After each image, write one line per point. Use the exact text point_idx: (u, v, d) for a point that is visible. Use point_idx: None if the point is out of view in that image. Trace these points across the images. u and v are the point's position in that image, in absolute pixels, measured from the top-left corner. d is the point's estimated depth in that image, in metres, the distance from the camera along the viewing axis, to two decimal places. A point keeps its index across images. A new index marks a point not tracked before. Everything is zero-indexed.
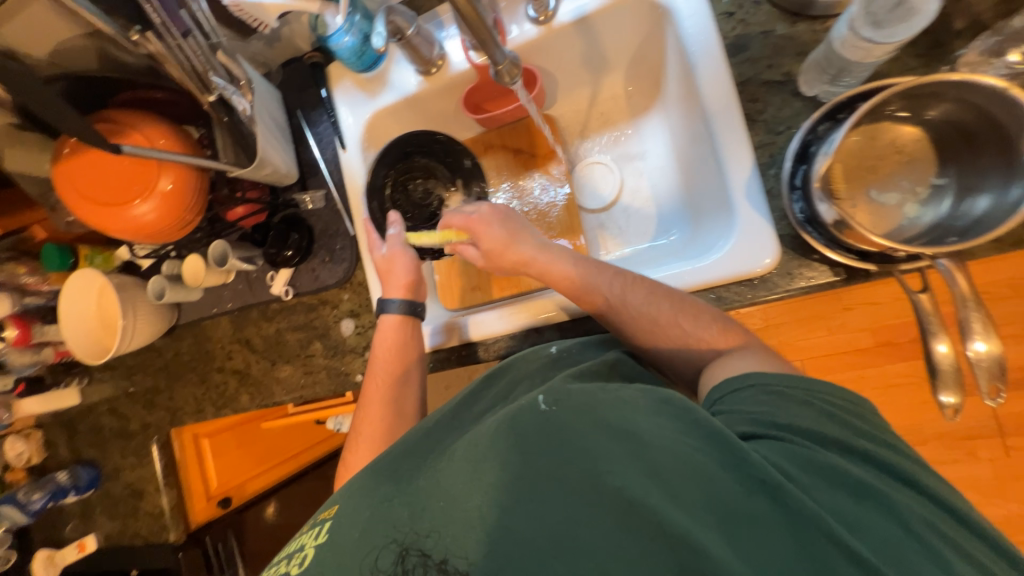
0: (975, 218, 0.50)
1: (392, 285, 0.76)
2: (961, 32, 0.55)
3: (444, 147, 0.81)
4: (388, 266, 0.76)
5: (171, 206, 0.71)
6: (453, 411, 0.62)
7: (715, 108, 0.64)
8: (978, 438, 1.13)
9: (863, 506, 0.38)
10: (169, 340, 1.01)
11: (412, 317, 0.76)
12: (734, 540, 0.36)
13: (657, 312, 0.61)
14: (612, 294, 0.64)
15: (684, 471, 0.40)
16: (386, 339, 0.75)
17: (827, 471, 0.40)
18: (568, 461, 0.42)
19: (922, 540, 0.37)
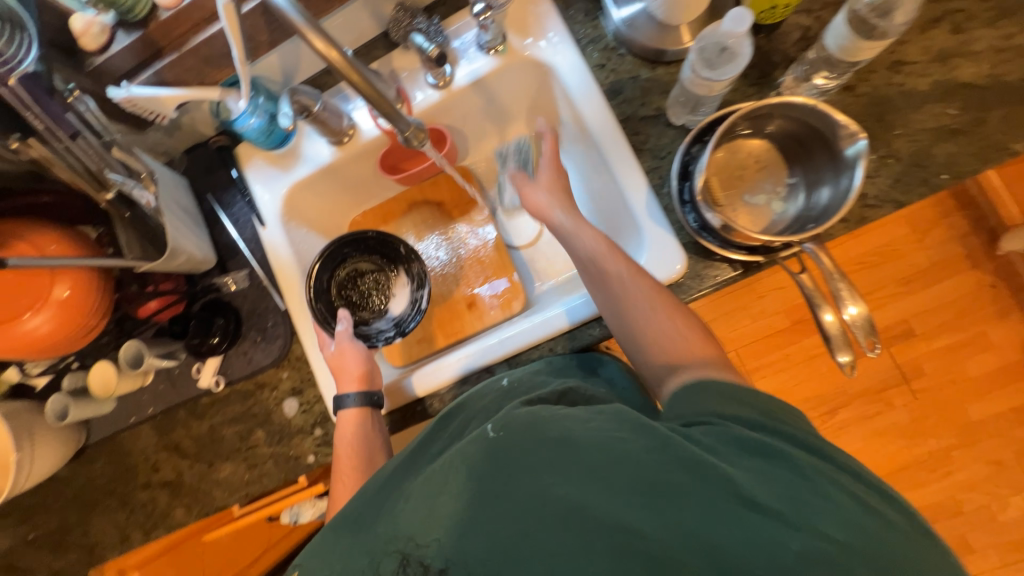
0: (822, 207, 0.60)
1: (345, 380, 0.73)
2: (778, 64, 0.68)
3: (376, 243, 0.85)
4: (339, 361, 0.74)
5: (70, 313, 0.65)
6: (406, 458, 0.59)
7: (607, 145, 0.72)
8: (889, 390, 1.46)
9: (773, 467, 0.43)
10: (80, 464, 0.90)
11: (371, 407, 0.72)
12: (660, 513, 0.40)
13: (654, 306, 0.62)
14: (619, 270, 0.64)
15: (622, 465, 0.42)
16: (345, 440, 0.69)
17: (739, 441, 0.46)
18: (515, 477, 0.44)
19: (826, 489, 0.41)
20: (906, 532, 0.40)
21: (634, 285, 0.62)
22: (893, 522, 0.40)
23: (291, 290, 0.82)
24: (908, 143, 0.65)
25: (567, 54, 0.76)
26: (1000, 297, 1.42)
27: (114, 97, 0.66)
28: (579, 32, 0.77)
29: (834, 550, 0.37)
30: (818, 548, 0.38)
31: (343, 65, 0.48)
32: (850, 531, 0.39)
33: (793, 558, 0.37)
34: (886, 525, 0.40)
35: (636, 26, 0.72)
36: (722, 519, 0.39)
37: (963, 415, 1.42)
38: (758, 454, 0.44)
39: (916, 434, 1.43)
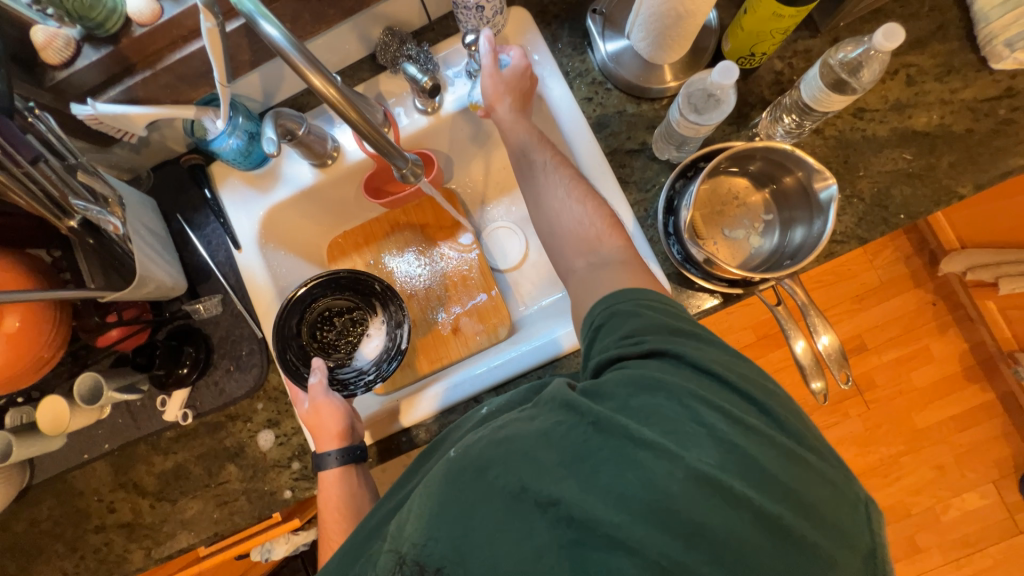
0: (797, 244, 0.64)
1: (323, 437, 0.70)
2: (754, 105, 0.73)
3: (349, 283, 0.81)
4: (316, 419, 0.71)
5: (22, 347, 0.60)
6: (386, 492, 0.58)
7: (594, 177, 0.74)
8: (845, 400, 1.55)
9: (658, 399, 0.44)
10: (24, 506, 0.82)
11: (353, 464, 0.71)
12: (577, 476, 0.41)
13: (580, 223, 0.65)
14: (551, 180, 0.67)
15: (541, 442, 0.43)
16: (331, 496, 0.69)
17: (642, 379, 0.46)
18: (463, 478, 0.43)
19: (716, 419, 0.42)
20: (793, 457, 0.42)
21: (571, 201, 0.65)
22: (778, 446, 0.42)
23: (268, 317, 0.79)
24: (869, 184, 0.70)
25: (557, 86, 0.77)
26: (941, 313, 1.54)
27: (79, 116, 0.62)
28: (566, 65, 0.79)
29: (718, 473, 0.39)
30: (706, 475, 0.38)
31: (342, 103, 0.47)
32: (741, 459, 0.40)
33: (681, 486, 0.38)
34: (779, 454, 0.41)
35: (624, 63, 0.75)
36: (624, 469, 0.40)
37: (909, 422, 1.53)
38: (650, 390, 0.45)
39: (869, 442, 1.54)
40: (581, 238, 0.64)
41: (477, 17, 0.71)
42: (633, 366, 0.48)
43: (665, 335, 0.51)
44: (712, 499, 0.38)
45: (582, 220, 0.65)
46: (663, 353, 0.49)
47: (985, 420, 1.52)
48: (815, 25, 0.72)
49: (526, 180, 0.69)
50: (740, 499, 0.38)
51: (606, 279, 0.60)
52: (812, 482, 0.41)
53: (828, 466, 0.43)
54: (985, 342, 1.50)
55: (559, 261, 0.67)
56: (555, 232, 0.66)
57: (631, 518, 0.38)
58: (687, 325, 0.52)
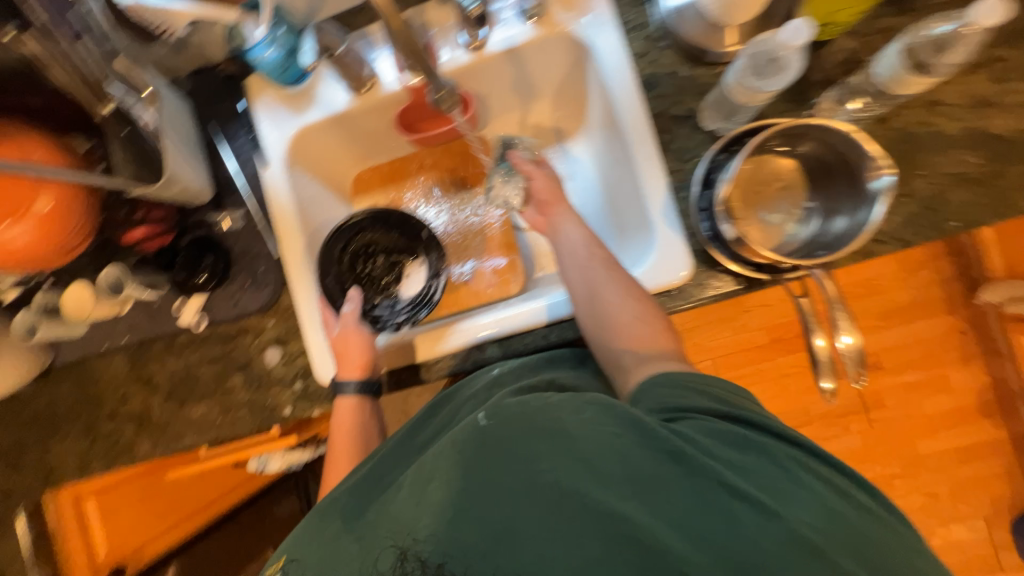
0: (835, 235, 0.61)
1: (345, 365, 0.73)
2: (817, 83, 0.68)
3: (398, 222, 0.81)
4: (343, 346, 0.74)
5: (53, 228, 0.62)
6: (397, 442, 0.65)
7: (634, 138, 0.71)
8: (848, 415, 1.51)
9: (744, 454, 0.45)
10: (43, 385, 0.87)
11: (369, 397, 0.74)
12: (644, 497, 0.41)
13: (628, 315, 0.64)
14: (596, 268, 0.69)
15: (606, 455, 0.43)
16: (344, 424, 0.73)
17: (719, 432, 0.47)
18: (502, 462, 0.45)
19: (787, 479, 0.43)
20: (882, 522, 0.43)
21: (625, 297, 0.65)
22: (866, 512, 0.43)
23: (287, 237, 0.79)
24: (926, 185, 0.66)
25: (608, 36, 0.73)
26: (967, 344, 1.48)
27: (121, 3, 0.62)
28: (623, 16, 0.74)
29: (815, 535, 0.39)
30: (799, 535, 0.39)
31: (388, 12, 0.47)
32: (814, 518, 0.41)
33: (771, 543, 0.39)
34: (867, 518, 0.43)
35: (684, 20, 0.70)
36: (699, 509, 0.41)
37: (911, 448, 1.50)
38: (731, 441, 0.46)
39: (867, 460, 1.50)
40: (635, 333, 0.64)
41: None
42: (702, 414, 0.49)
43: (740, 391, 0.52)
44: (805, 559, 0.38)
45: (637, 317, 0.64)
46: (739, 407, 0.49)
47: (989, 457, 1.48)
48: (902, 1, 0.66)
49: (580, 274, 0.69)
50: (835, 565, 0.39)
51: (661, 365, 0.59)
52: (897, 548, 0.42)
53: (907, 530, 0.44)
54: (1007, 379, 1.44)
55: (605, 353, 0.66)
56: (606, 326, 0.65)
57: (710, 561, 0.39)
58: (728, 392, 0.53)
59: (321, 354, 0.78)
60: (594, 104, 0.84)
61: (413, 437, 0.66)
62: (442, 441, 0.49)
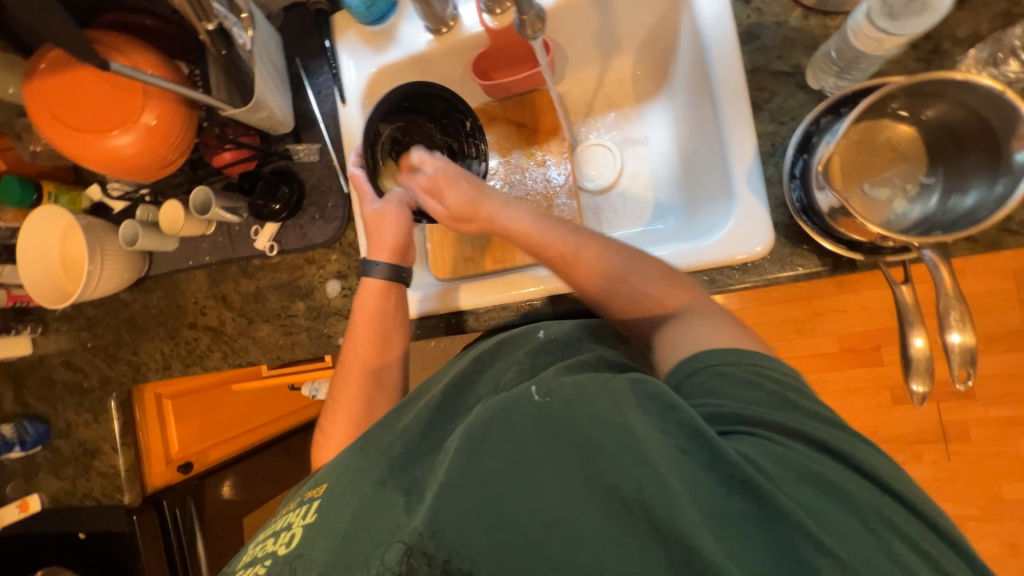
0: (962, 212, 0.53)
1: (377, 246, 0.74)
2: (959, 41, 0.58)
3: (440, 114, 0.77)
4: (378, 223, 0.74)
5: (155, 141, 0.67)
6: (443, 393, 0.62)
7: (724, 93, 0.65)
8: (923, 443, 1.34)
9: (833, 503, 0.40)
10: (137, 292, 0.98)
11: (397, 282, 0.74)
12: (714, 527, 0.39)
13: (631, 286, 0.63)
14: (583, 253, 0.65)
15: (672, 468, 0.42)
16: (360, 321, 0.73)
17: (802, 469, 0.41)
18: (558, 441, 0.45)
19: (855, 521, 0.39)
20: None
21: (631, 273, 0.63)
22: None
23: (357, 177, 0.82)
24: None
25: None
26: None
27: None
28: None
29: None
30: None
31: None
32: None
33: None
34: None
35: None
36: (754, 534, 0.38)
37: (993, 489, 1.32)
38: (819, 486, 0.41)
39: (937, 494, 1.34)
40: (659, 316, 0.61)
41: None
42: (784, 442, 0.44)
43: (827, 424, 0.46)
44: None
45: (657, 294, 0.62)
46: (830, 442, 0.43)
47: None
48: None
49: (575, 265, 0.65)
50: None
51: (698, 336, 0.55)
52: None
53: None
54: None
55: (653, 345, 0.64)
56: (625, 302, 0.63)
57: None
58: (783, 385, 0.48)
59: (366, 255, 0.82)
60: (683, 61, 0.78)
61: (457, 393, 0.64)
62: (494, 410, 0.50)
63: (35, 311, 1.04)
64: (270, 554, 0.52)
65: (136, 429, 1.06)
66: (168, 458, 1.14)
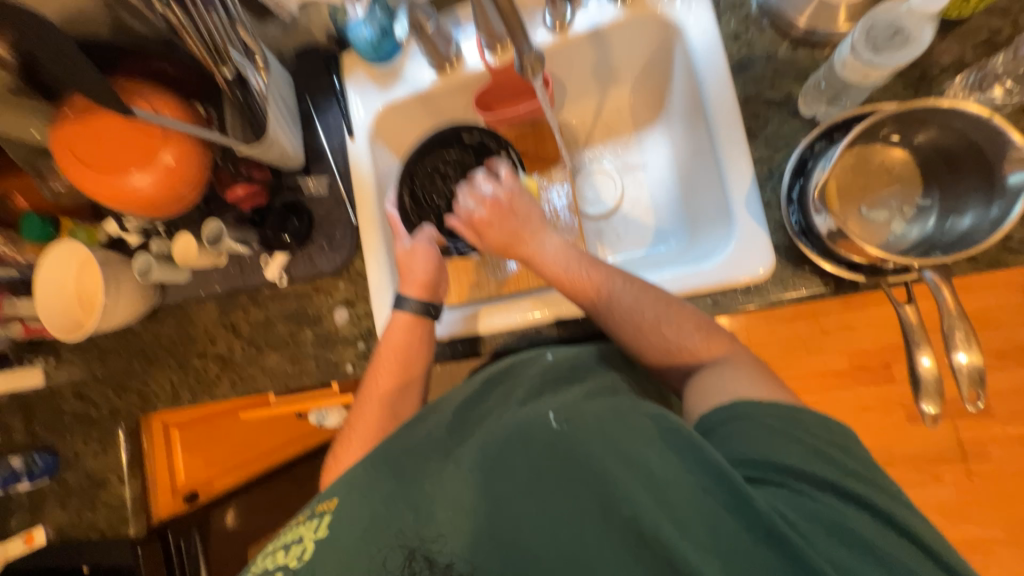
0: (959, 234, 0.54)
1: (408, 282, 0.76)
2: (945, 68, 0.60)
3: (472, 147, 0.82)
4: (409, 260, 0.76)
5: (173, 180, 0.70)
6: (456, 414, 0.62)
7: (719, 122, 0.67)
8: (942, 463, 1.31)
9: (844, 546, 0.41)
10: (149, 322, 1.00)
11: (425, 317, 0.75)
12: (727, 565, 0.40)
13: (640, 316, 0.63)
14: (601, 293, 0.66)
15: (689, 506, 0.43)
16: (391, 359, 0.73)
17: (815, 513, 0.43)
18: (577, 473, 0.46)
19: (866, 566, 0.40)
20: None
21: (641, 307, 0.63)
22: None
23: (365, 206, 0.84)
24: None
25: (700, 16, 0.69)
26: None
27: None
28: None
29: None
30: None
31: None
32: None
33: None
34: None
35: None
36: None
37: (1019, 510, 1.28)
38: (832, 530, 0.42)
39: (958, 516, 1.30)
40: (681, 360, 0.62)
41: None
42: (802, 487, 0.45)
43: (847, 470, 0.45)
44: None
45: (682, 335, 0.61)
46: (848, 486, 0.44)
47: None
48: None
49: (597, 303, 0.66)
50: None
51: (721, 384, 0.56)
52: None
53: None
54: None
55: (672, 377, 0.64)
56: (645, 342, 0.63)
57: None
58: (812, 427, 0.48)
59: (381, 297, 0.84)
60: (678, 91, 0.81)
61: (468, 413, 0.63)
62: (515, 437, 0.52)
63: (48, 343, 1.06)
64: (279, 566, 0.50)
65: (145, 459, 1.06)
66: (175, 488, 1.14)
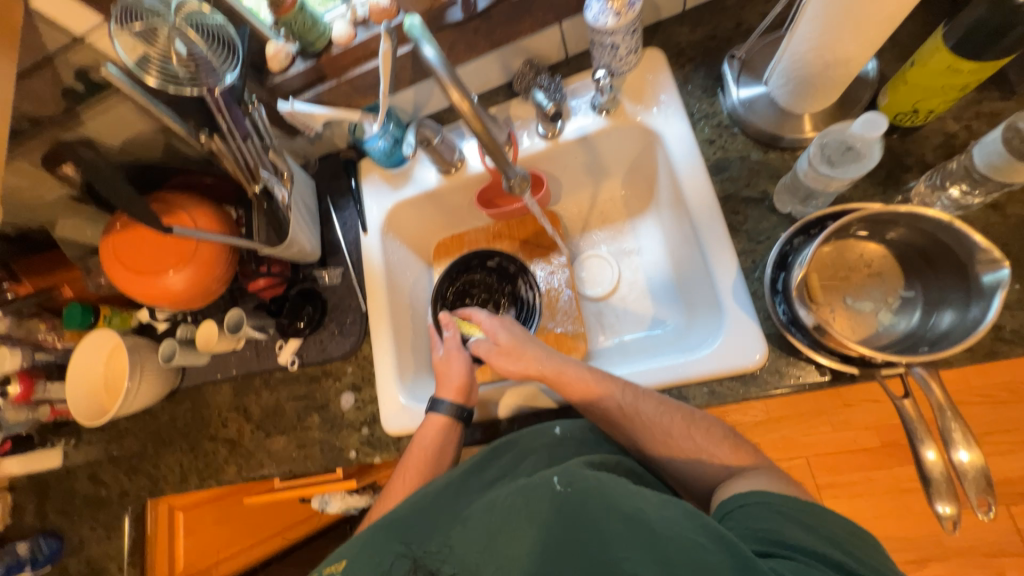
0: (942, 331, 0.55)
1: (444, 386, 0.76)
2: (910, 167, 0.64)
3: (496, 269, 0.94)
4: (444, 367, 0.78)
5: (201, 276, 0.77)
6: (464, 476, 0.65)
7: (700, 218, 0.72)
8: (1005, 557, 1.17)
9: None
10: (167, 404, 1.04)
11: (459, 421, 0.73)
12: None
13: (668, 421, 0.64)
14: (624, 401, 0.67)
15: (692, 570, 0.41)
16: (424, 447, 0.72)
17: None
18: (580, 537, 0.46)
19: None
20: None
21: (665, 415, 0.64)
22: None
23: (375, 295, 0.90)
24: None
25: (677, 125, 0.76)
26: None
27: (281, 110, 0.81)
28: (693, 105, 0.78)
29: None
30: None
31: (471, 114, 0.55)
32: None
33: None
34: None
35: (755, 110, 0.72)
36: None
37: None
38: None
39: None
40: (706, 468, 0.62)
41: (611, 54, 0.74)
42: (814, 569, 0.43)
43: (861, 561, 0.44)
44: None
45: (709, 444, 0.62)
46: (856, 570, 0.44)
47: None
48: (1011, 86, 0.63)
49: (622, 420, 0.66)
50: None
51: (756, 482, 0.54)
52: None
53: None
54: None
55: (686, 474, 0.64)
56: (668, 447, 0.64)
57: None
58: (818, 520, 0.47)
59: (390, 389, 0.86)
60: (665, 186, 0.87)
61: (474, 478, 0.66)
62: (519, 495, 0.51)
63: (71, 424, 1.10)
64: None
65: (145, 547, 1.05)
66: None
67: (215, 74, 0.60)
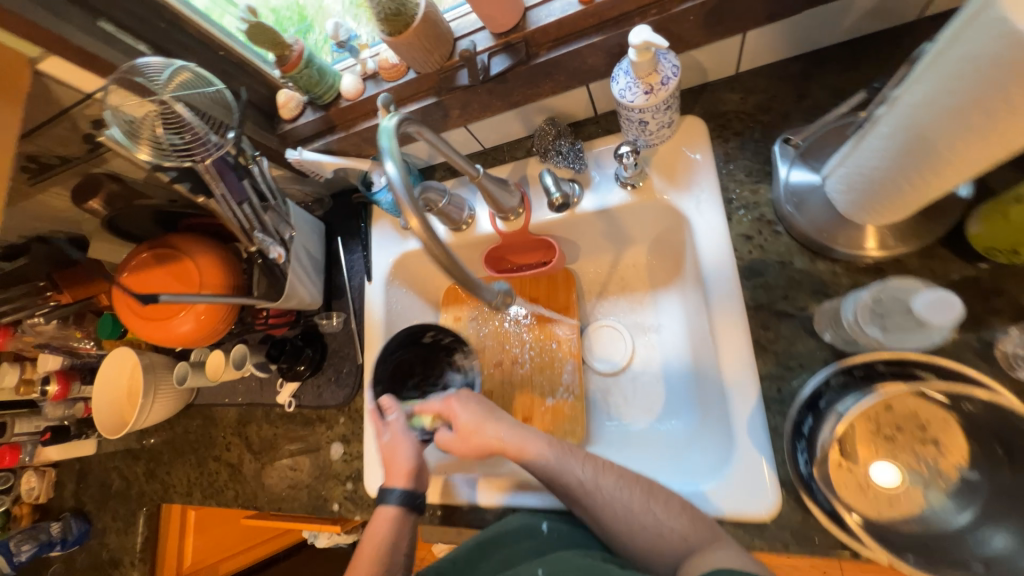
0: (992, 554, 0.45)
1: (393, 474, 0.71)
2: (993, 311, 0.53)
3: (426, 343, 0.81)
4: (390, 454, 0.72)
5: (206, 321, 0.78)
6: None
7: (722, 329, 0.62)
8: None
9: None
10: (182, 416, 1.09)
11: (410, 511, 0.69)
12: None
13: (628, 496, 0.61)
14: (584, 480, 0.64)
15: None
16: (379, 533, 0.68)
17: None
18: None
19: None
20: None
21: (622, 486, 0.62)
22: None
23: (373, 347, 0.88)
24: None
25: (708, 214, 0.66)
26: None
27: (288, 159, 0.77)
28: (731, 190, 0.67)
29: None
30: None
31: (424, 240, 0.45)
32: None
33: None
34: None
35: (805, 210, 0.61)
36: None
37: None
38: None
39: None
40: (674, 550, 0.56)
41: (639, 129, 0.64)
42: None
43: None
44: None
45: (675, 526, 0.57)
46: None
47: None
48: None
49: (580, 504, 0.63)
50: None
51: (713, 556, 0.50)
52: None
53: None
54: None
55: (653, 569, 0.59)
56: (630, 531, 0.60)
57: None
58: None
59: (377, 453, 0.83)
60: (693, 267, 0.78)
61: None
62: None
63: None
64: None
65: (156, 545, 1.13)
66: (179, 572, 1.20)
67: (209, 145, 0.59)
